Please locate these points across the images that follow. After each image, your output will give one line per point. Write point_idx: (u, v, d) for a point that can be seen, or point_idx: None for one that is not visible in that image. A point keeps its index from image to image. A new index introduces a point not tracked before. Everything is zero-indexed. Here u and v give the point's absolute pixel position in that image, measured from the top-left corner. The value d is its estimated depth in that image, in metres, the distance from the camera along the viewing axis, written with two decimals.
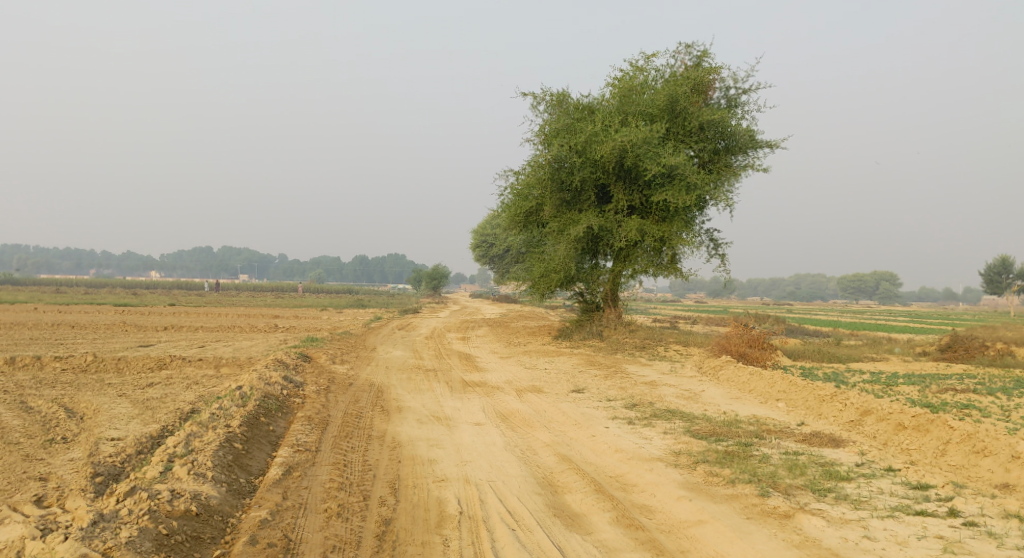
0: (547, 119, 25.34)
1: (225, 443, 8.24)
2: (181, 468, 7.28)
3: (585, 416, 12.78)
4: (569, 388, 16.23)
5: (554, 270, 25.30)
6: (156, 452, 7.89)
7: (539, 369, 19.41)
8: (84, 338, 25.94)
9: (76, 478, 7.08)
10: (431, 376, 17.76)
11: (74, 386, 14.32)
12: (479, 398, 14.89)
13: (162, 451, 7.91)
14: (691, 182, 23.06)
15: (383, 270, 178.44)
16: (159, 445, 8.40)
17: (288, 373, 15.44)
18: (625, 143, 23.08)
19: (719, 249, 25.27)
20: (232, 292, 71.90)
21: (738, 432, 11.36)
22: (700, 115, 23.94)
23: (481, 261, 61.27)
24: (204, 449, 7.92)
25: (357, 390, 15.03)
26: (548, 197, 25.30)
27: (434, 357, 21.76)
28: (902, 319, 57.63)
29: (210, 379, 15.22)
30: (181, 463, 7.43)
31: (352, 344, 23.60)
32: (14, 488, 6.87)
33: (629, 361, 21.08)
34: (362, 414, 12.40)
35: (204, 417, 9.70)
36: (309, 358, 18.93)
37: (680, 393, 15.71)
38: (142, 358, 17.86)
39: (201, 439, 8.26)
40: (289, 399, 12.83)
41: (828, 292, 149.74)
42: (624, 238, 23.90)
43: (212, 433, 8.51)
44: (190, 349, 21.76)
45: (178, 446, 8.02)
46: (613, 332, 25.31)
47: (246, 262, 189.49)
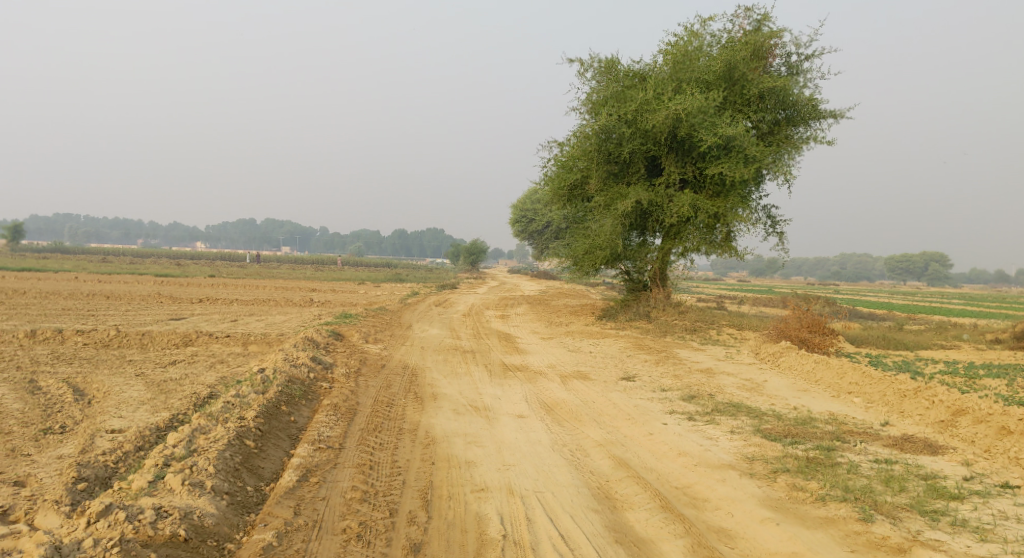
0: (595, 87, 23.87)
1: (234, 441, 7.27)
2: (174, 479, 6.42)
3: (639, 410, 11.59)
4: (617, 375, 14.99)
5: (600, 247, 23.96)
6: (152, 452, 6.96)
7: (584, 352, 18.22)
8: (115, 309, 25.33)
9: (54, 486, 6.39)
10: (469, 359, 16.67)
11: (93, 363, 13.53)
12: (521, 385, 13.77)
13: (159, 451, 6.98)
14: (750, 155, 21.47)
15: (421, 244, 178.23)
16: (161, 440, 7.44)
17: (317, 353, 14.47)
18: (680, 112, 21.55)
19: (776, 227, 23.67)
20: (273, 265, 71.62)
21: (816, 432, 10.06)
22: (760, 82, 22.28)
23: (520, 236, 59.92)
24: (208, 450, 6.99)
25: (391, 374, 14.00)
26: (594, 169, 23.91)
27: (472, 337, 20.70)
28: (957, 303, 55.00)
29: (235, 358, 14.31)
30: (176, 472, 6.52)
31: (387, 321, 22.64)
32: None
33: (680, 345, 19.75)
34: (394, 403, 11.36)
35: (217, 406, 8.74)
36: (341, 336, 17.98)
37: (740, 383, 14.38)
38: (168, 333, 17.05)
39: (207, 436, 7.31)
40: (316, 384, 11.84)
41: (876, 273, 145.40)
42: (675, 214, 22.45)
43: (222, 428, 7.55)
44: (220, 323, 20.98)
45: (180, 445, 7.09)
46: (661, 313, 23.95)
47: (287, 234, 190.89)
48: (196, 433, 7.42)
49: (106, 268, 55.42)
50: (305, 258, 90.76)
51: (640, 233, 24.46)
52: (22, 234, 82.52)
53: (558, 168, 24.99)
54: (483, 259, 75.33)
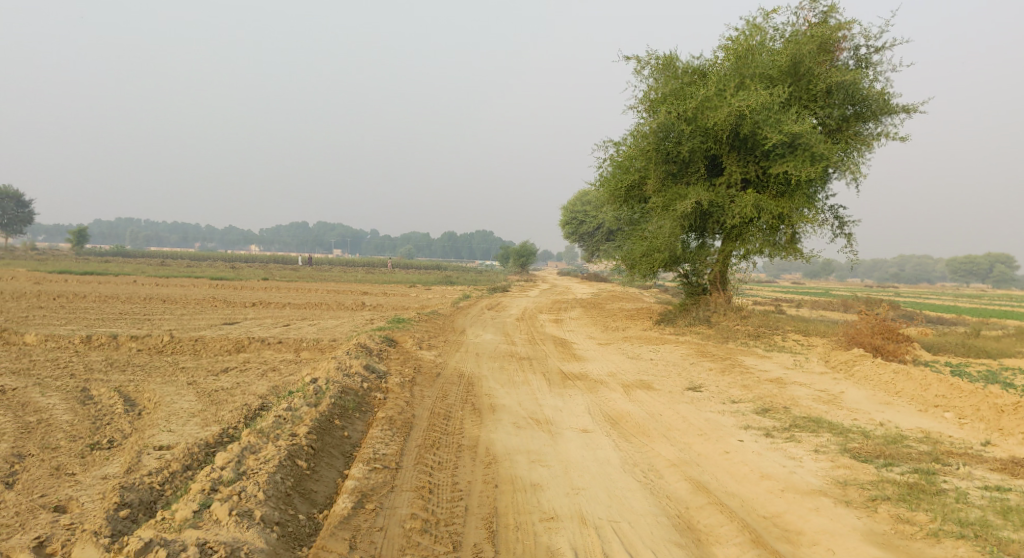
0: (652, 84, 23.11)
1: (285, 463, 6.88)
2: (220, 509, 6.07)
3: (712, 425, 10.87)
4: (682, 385, 14.24)
5: (657, 250, 23.16)
6: (199, 475, 6.62)
7: (644, 359, 17.49)
8: (170, 313, 25.35)
9: (95, 513, 6.16)
10: (525, 366, 16.08)
11: (145, 371, 13.30)
12: (581, 395, 13.14)
13: (207, 475, 6.62)
14: (818, 153, 20.44)
15: (470, 246, 178.36)
16: (210, 459, 7.09)
17: (370, 361, 14.03)
18: (743, 108, 20.67)
19: (844, 228, 22.58)
20: (326, 267, 72.14)
21: (910, 452, 9.23)
22: (828, 76, 21.25)
23: (571, 237, 59.08)
24: (257, 474, 6.61)
25: (446, 383, 13.48)
26: (651, 169, 23.14)
27: (527, 342, 20.11)
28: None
29: (287, 366, 13.96)
30: (224, 500, 6.15)
31: (440, 326, 22.18)
32: (20, 524, 6.08)
33: (744, 352, 18.88)
34: (451, 415, 10.85)
35: (268, 420, 8.35)
36: (394, 343, 17.55)
37: (816, 395, 13.50)
38: (221, 338, 16.82)
39: (257, 456, 6.92)
40: (370, 394, 11.38)
41: (937, 274, 140.50)
42: (737, 215, 21.55)
43: (273, 447, 7.15)
44: (273, 328, 20.76)
45: (228, 466, 6.73)
46: (722, 318, 23.02)
47: (338, 236, 192.92)
48: (246, 455, 7.03)
49: (164, 271, 56.36)
50: (356, 261, 91.35)
51: (699, 235, 23.59)
52: (85, 238, 84.69)
53: (614, 169, 24.27)
54: (533, 261, 74.61)
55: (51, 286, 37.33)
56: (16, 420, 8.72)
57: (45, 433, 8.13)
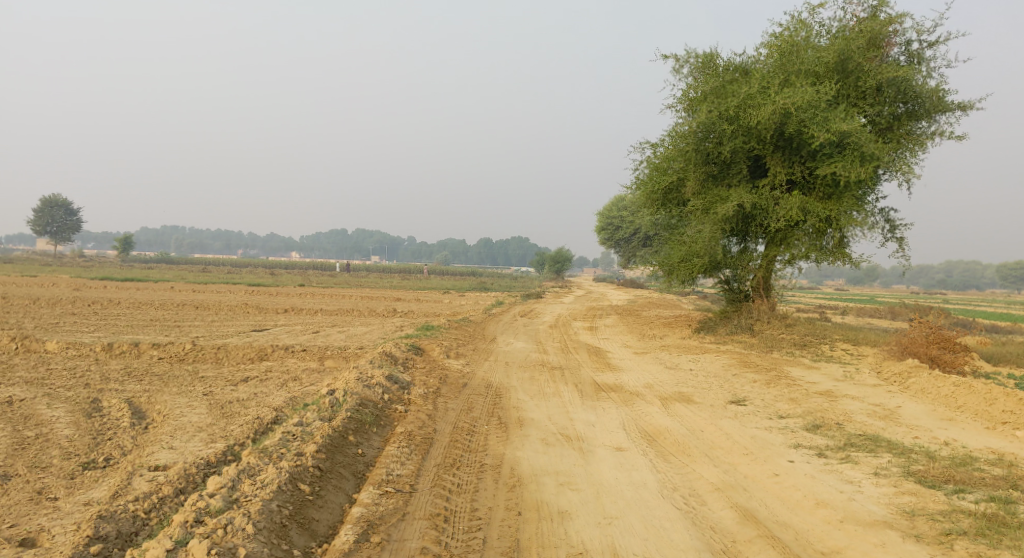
0: (692, 83, 22.25)
1: (285, 491, 6.48)
2: (199, 546, 5.70)
3: (758, 443, 10.04)
4: (724, 398, 13.38)
5: (697, 255, 22.26)
6: (185, 505, 6.26)
7: (683, 370, 16.63)
8: (200, 320, 25.04)
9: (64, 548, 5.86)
10: (557, 376, 15.33)
11: (163, 380, 12.82)
12: (616, 409, 12.37)
13: (194, 504, 6.24)
14: (868, 152, 19.41)
15: (506, 253, 177.92)
16: (201, 486, 6.70)
17: (394, 371, 13.40)
18: (788, 106, 19.73)
19: (895, 231, 21.46)
20: (363, 273, 72.15)
21: (983, 476, 8.32)
22: (878, 73, 20.22)
23: (607, 244, 58.07)
24: (250, 504, 6.25)
25: (473, 394, 12.79)
26: (691, 171, 22.27)
27: (560, 351, 19.37)
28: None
29: (309, 376, 13.39)
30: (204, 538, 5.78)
31: (471, 334, 21.52)
32: None
33: (789, 362, 17.92)
34: (475, 431, 10.17)
35: (274, 438, 7.78)
36: (421, 351, 16.95)
37: (870, 410, 12.54)
38: (244, 346, 16.37)
39: (254, 482, 6.55)
40: (391, 407, 10.75)
41: (986, 280, 136.31)
42: (782, 218, 20.57)
43: (273, 470, 6.73)
44: (301, 335, 20.26)
45: (219, 494, 6.36)
46: (766, 326, 21.99)
47: (376, 243, 194.28)
48: (243, 481, 6.61)
49: (203, 277, 56.80)
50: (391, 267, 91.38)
51: (740, 239, 22.62)
52: (129, 245, 86.14)
53: (652, 171, 23.44)
54: (569, 267, 73.73)
55: (89, 292, 37.54)
56: (14, 435, 8.25)
57: (39, 450, 7.65)
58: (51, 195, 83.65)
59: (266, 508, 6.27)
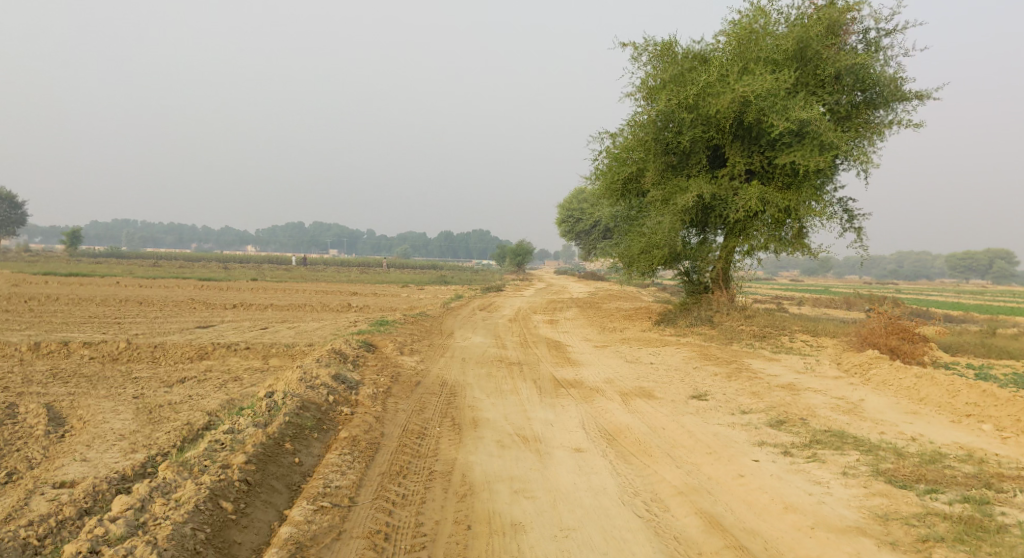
0: (651, 71, 21.85)
1: (204, 511, 6.20)
2: None
3: (722, 441, 9.63)
4: (686, 393, 12.97)
5: (656, 246, 21.91)
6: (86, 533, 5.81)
7: (643, 363, 16.22)
8: (143, 317, 23.93)
9: None
10: (515, 372, 14.79)
11: (92, 382, 11.96)
12: (574, 406, 11.87)
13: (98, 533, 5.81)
14: (827, 141, 19.22)
15: (466, 246, 177.03)
16: (108, 508, 6.20)
17: (342, 370, 12.73)
18: (747, 94, 19.43)
19: (854, 221, 21.35)
20: (321, 267, 70.72)
21: (955, 474, 8.01)
22: (837, 60, 20.03)
23: (567, 236, 57.70)
24: (163, 528, 5.94)
25: (425, 393, 12.18)
26: (650, 161, 21.90)
27: (518, 345, 18.85)
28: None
29: (252, 376, 12.65)
30: None
31: (426, 328, 20.88)
32: None
33: (750, 354, 17.64)
34: (426, 433, 9.58)
35: (197, 448, 7.16)
36: (373, 348, 16.27)
37: (833, 403, 12.23)
38: (185, 344, 15.51)
39: (168, 501, 6.23)
40: (335, 409, 10.11)
41: (935, 270, 139.44)
42: (741, 209, 20.32)
43: (192, 487, 6.41)
44: (248, 332, 19.39)
45: (125, 516, 6.02)
46: (726, 318, 21.68)
47: (334, 237, 191.85)
48: (154, 501, 6.24)
49: (154, 272, 55.01)
50: (349, 260, 90.03)
51: (700, 230, 22.32)
52: (78, 239, 83.46)
53: (611, 161, 23.01)
54: (529, 260, 73.35)
55: (29, 288, 35.88)
56: None
57: None
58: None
59: (177, 531, 5.94)
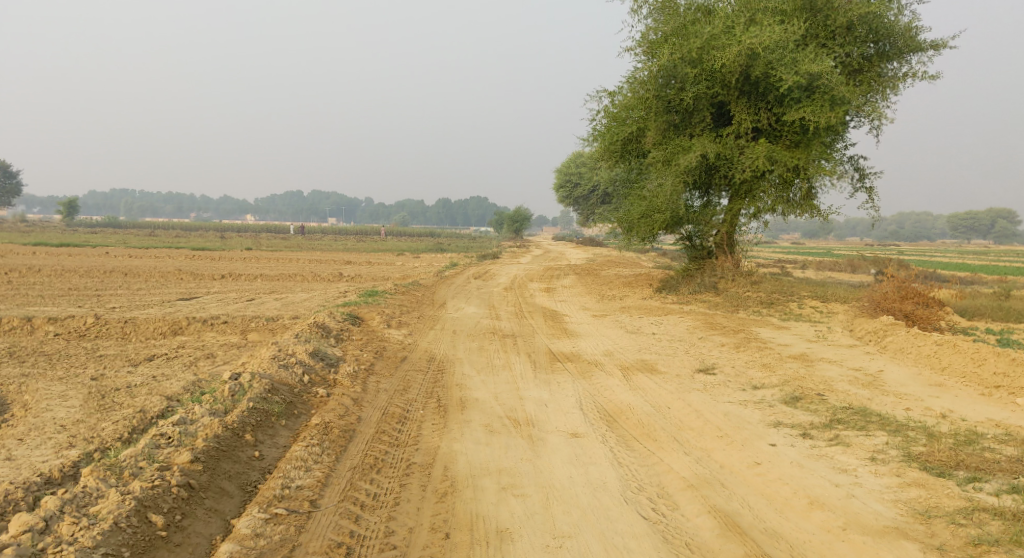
0: (652, 25, 20.72)
1: (128, 533, 5.65)
2: None
3: (735, 423, 8.73)
4: (691, 366, 12.09)
5: (658, 210, 20.89)
6: None
7: (645, 334, 15.34)
8: (125, 289, 22.93)
9: None
10: (508, 345, 13.90)
11: (51, 361, 11.05)
12: (571, 384, 11.00)
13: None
14: (838, 96, 18.18)
15: (465, 213, 175.70)
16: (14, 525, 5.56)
17: (322, 346, 11.84)
18: (755, 46, 18.29)
19: (865, 181, 20.32)
20: (318, 236, 69.68)
21: (997, 457, 7.15)
22: (848, 10, 18.88)
23: (565, 202, 56.57)
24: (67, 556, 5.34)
25: (410, 371, 11.30)
26: (651, 120, 20.81)
27: (513, 316, 17.96)
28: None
29: (225, 353, 11.76)
30: None
31: (418, 299, 19.96)
32: None
33: (757, 323, 16.72)
34: (408, 418, 8.70)
35: (133, 450, 6.53)
36: (360, 321, 15.37)
37: (850, 376, 11.33)
38: (160, 318, 14.61)
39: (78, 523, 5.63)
40: (309, 391, 9.23)
41: (937, 230, 138.23)
42: (748, 168, 19.28)
43: (114, 502, 5.85)
44: (230, 303, 18.43)
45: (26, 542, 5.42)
46: (731, 284, 20.70)
47: (332, 205, 190.37)
48: (64, 518, 5.68)
49: (149, 241, 53.99)
50: (347, 228, 88.93)
51: (703, 193, 21.27)
52: (74, 209, 82.44)
53: (610, 121, 21.91)
54: (527, 227, 72.33)
55: (13, 259, 34.89)
56: None
57: None
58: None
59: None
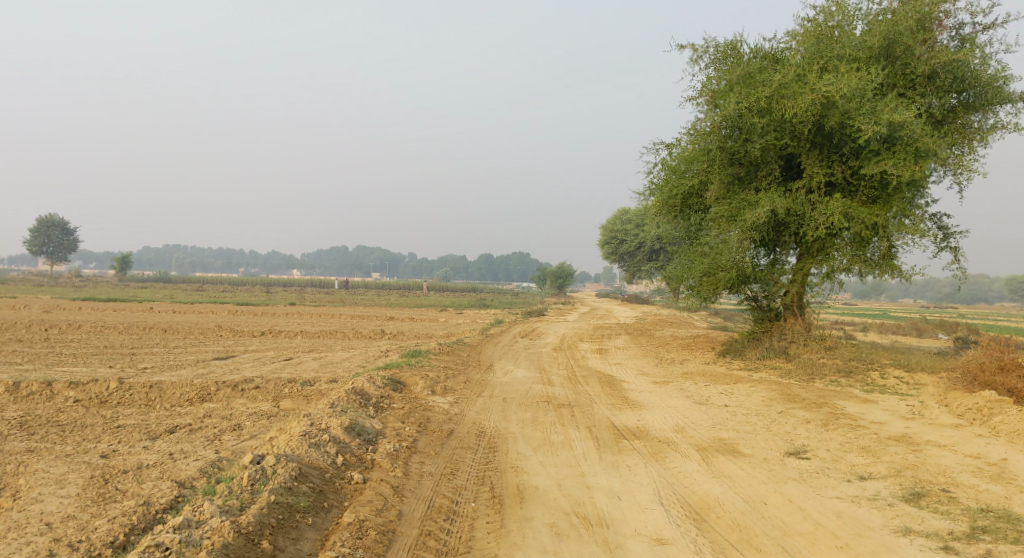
0: (714, 75, 19.68)
1: None
2: None
3: (852, 528, 7.24)
4: (779, 448, 10.52)
5: (721, 268, 19.38)
6: None
7: (716, 406, 13.78)
8: (161, 347, 21.97)
9: None
10: (565, 418, 12.47)
11: (63, 433, 9.95)
12: (644, 469, 9.54)
13: None
14: (923, 147, 16.75)
15: (507, 269, 175.27)
16: None
17: (359, 418, 10.56)
18: (831, 94, 17.04)
19: (950, 240, 18.68)
20: (360, 291, 69.08)
21: None
22: (931, 57, 17.60)
23: (611, 259, 55.18)
24: None
25: (458, 449, 9.93)
26: (714, 173, 19.55)
27: (567, 381, 16.54)
28: None
29: (254, 424, 10.55)
30: None
31: (463, 361, 18.67)
32: None
33: (839, 395, 14.98)
34: (459, 514, 7.37)
35: None
36: (402, 386, 14.08)
37: (971, 465, 9.61)
38: (188, 382, 13.51)
39: None
40: (342, 477, 7.98)
41: (994, 292, 133.55)
42: (821, 225, 17.81)
43: None
44: (265, 364, 17.30)
45: None
46: (803, 350, 18.96)
47: (377, 261, 191.60)
48: None
49: (193, 297, 53.78)
50: (389, 284, 88.54)
51: (769, 250, 19.73)
52: (126, 264, 83.59)
53: (668, 175, 20.75)
54: (571, 283, 71.01)
55: (57, 314, 34.60)
56: None
57: None
58: (48, 214, 81.74)
59: None
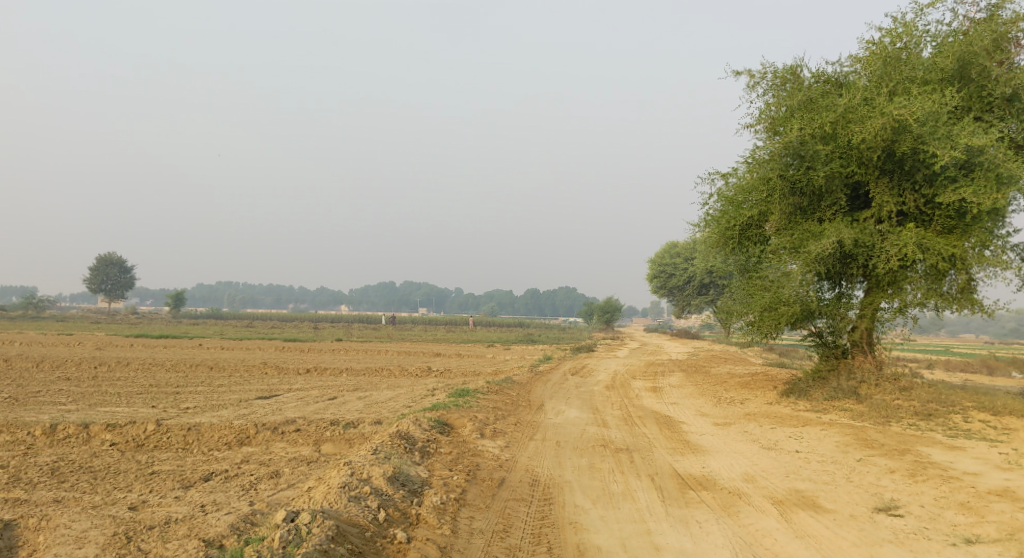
0: (773, 102, 18.86)
1: None
2: None
3: None
4: (865, 503, 9.50)
5: (784, 303, 18.32)
6: None
7: (787, 452, 12.75)
8: (205, 385, 21.63)
9: None
10: (624, 464, 11.58)
11: (94, 481, 9.45)
12: (716, 526, 8.62)
13: None
14: (1006, 173, 15.62)
15: (554, 304, 174.31)
16: None
17: (404, 465, 9.85)
18: (903, 118, 16.08)
19: None
20: (406, 326, 68.98)
21: None
22: (1010, 79, 16.57)
23: (660, 293, 54.01)
24: None
25: (510, 501, 9.16)
26: (775, 203, 18.60)
27: (622, 422, 15.62)
28: None
29: (294, 471, 9.92)
30: None
31: (512, 400, 17.86)
32: None
33: (922, 441, 13.77)
34: None
35: None
36: (449, 429, 13.34)
37: None
38: (228, 424, 12.96)
39: None
40: (384, 536, 7.45)
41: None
42: (893, 257, 16.70)
43: None
44: (308, 404, 16.70)
45: None
46: (875, 389, 17.71)
47: (424, 296, 192.37)
48: None
49: (243, 333, 54.05)
50: (436, 319, 88.33)
51: (833, 284, 18.60)
52: (180, 302, 84.98)
53: (725, 205, 19.87)
54: (619, 318, 69.75)
55: (109, 352, 34.83)
56: None
57: None
58: (107, 253, 83.97)
59: None
